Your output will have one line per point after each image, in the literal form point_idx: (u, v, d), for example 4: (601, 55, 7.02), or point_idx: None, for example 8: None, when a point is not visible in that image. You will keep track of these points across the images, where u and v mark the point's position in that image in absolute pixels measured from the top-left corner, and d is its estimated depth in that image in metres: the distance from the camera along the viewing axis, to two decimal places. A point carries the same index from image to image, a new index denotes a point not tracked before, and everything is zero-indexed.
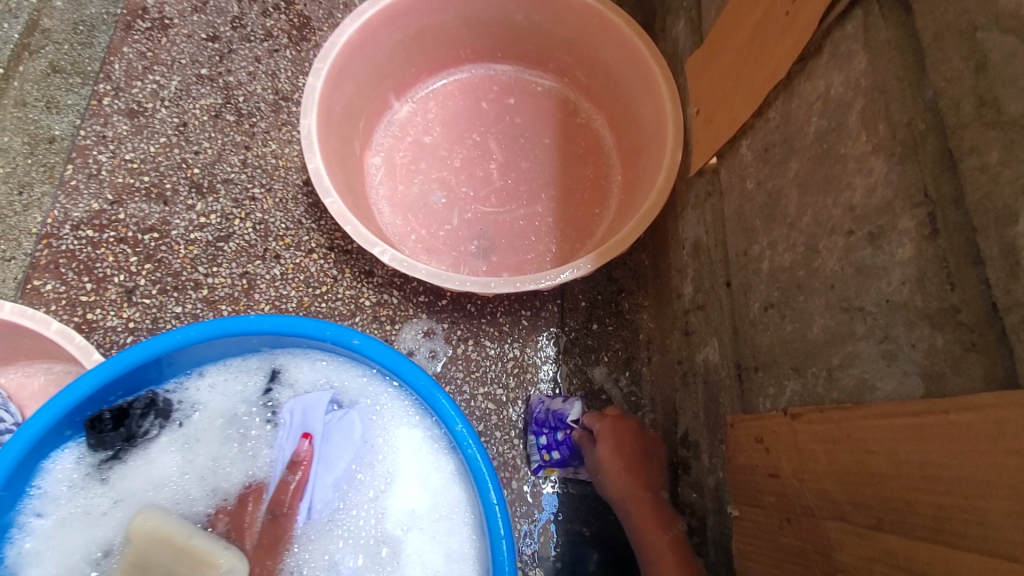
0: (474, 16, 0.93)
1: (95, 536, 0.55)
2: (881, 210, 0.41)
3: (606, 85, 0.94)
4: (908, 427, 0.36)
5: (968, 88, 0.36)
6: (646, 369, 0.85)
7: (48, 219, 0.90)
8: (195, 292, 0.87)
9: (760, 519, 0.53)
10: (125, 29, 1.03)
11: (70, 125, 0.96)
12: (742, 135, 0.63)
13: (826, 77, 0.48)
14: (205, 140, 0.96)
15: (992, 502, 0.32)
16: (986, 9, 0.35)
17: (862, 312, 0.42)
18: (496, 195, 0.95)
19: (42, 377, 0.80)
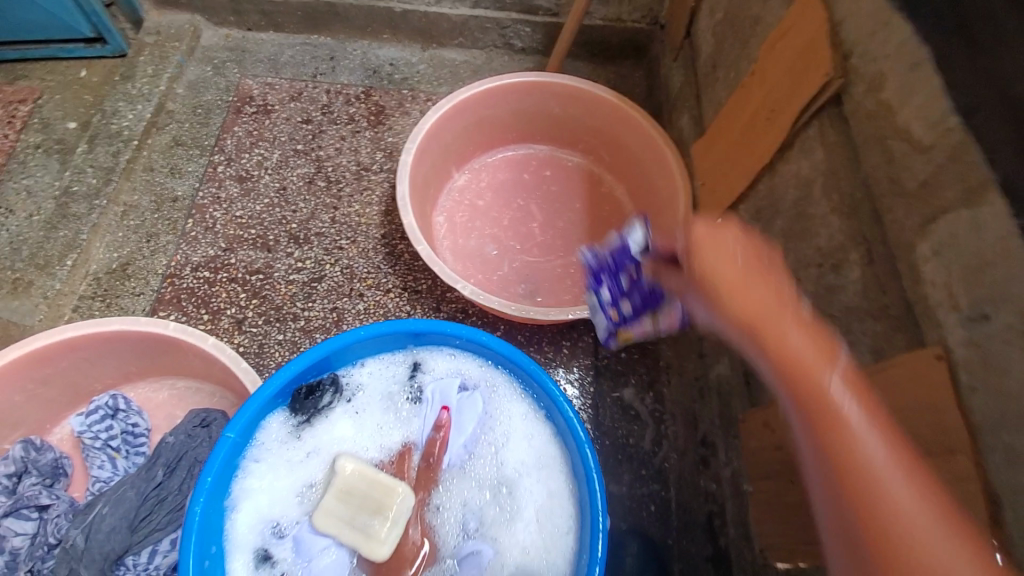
0: (523, 109, 1.18)
1: (288, 483, 0.65)
2: (840, 249, 0.61)
3: (626, 163, 1.19)
4: (865, 381, 0.54)
5: (883, 170, 0.56)
6: (668, 389, 1.02)
7: (171, 262, 1.09)
8: (294, 323, 1.05)
9: (774, 485, 0.69)
10: (235, 113, 1.26)
11: (190, 188, 1.17)
12: (740, 202, 0.85)
13: (798, 163, 0.71)
14: (301, 201, 1.17)
15: (915, 419, 0.48)
16: (887, 124, 0.56)
17: (832, 317, 0.62)
18: (538, 248, 1.17)
19: (165, 393, 0.94)
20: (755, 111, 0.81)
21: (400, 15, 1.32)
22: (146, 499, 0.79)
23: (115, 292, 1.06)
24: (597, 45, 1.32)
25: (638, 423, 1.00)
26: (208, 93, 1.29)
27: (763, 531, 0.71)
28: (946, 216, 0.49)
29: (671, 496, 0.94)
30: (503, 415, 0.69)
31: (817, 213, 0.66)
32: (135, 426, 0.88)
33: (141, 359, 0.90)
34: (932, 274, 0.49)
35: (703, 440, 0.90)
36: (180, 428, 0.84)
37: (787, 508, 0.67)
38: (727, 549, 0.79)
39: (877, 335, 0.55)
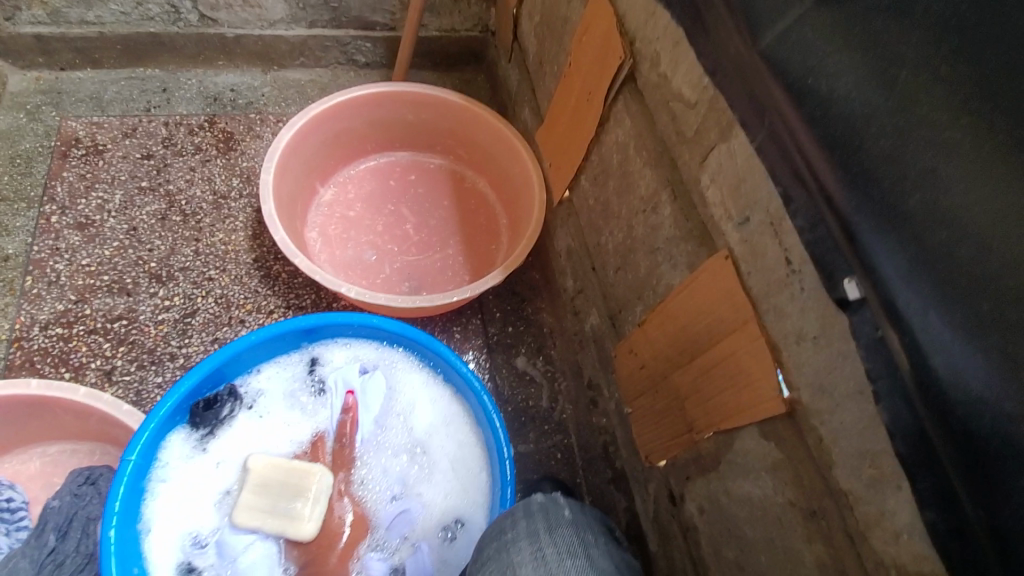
0: (377, 119, 1.24)
1: (204, 494, 0.72)
2: (655, 194, 0.76)
3: (482, 158, 1.29)
4: (689, 290, 0.69)
5: (670, 126, 0.72)
6: (554, 350, 1.14)
7: (14, 326, 0.99)
8: (173, 363, 1.00)
9: (645, 400, 0.83)
10: (61, 158, 1.16)
11: (22, 244, 1.06)
12: (580, 174, 0.99)
13: (615, 132, 0.85)
14: (157, 239, 1.12)
15: (722, 307, 0.63)
16: (666, 90, 0.72)
17: (659, 249, 0.76)
18: (415, 246, 1.23)
19: (36, 462, 0.85)
20: (577, 95, 0.95)
21: (234, 40, 1.31)
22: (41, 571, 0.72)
23: None
24: (437, 54, 1.42)
25: (534, 385, 1.10)
26: (23, 141, 1.17)
27: (645, 440, 0.84)
28: (714, 151, 0.64)
29: (573, 441, 1.05)
30: (405, 388, 0.83)
31: (635, 170, 0.81)
32: (11, 500, 0.79)
33: (2, 430, 0.82)
34: (713, 197, 0.65)
35: (589, 384, 1.02)
36: (64, 489, 0.77)
37: (655, 415, 0.80)
38: (623, 467, 0.92)
39: (689, 253, 0.70)
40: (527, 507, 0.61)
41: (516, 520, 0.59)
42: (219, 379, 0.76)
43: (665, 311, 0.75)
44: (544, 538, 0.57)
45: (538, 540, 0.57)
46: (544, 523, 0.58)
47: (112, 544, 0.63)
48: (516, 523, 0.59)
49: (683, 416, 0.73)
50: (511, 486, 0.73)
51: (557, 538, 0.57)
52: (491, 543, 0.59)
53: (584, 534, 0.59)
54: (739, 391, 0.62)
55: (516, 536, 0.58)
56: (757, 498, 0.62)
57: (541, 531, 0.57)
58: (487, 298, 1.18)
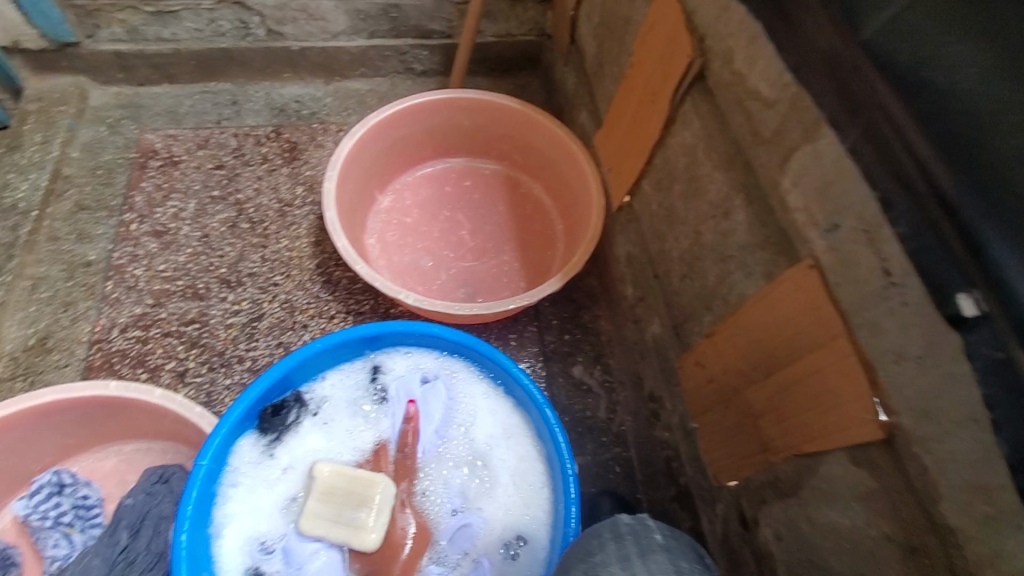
0: (433, 126, 1.25)
1: (272, 499, 0.74)
2: (727, 198, 0.72)
3: (538, 163, 1.28)
4: (766, 301, 0.64)
5: (745, 127, 0.68)
6: (612, 359, 1.10)
7: (95, 328, 1.05)
8: (240, 365, 1.04)
9: (713, 416, 0.78)
10: (140, 169, 1.24)
11: (103, 250, 1.13)
12: (642, 178, 0.95)
13: (681, 134, 0.82)
14: (227, 245, 1.16)
15: (806, 321, 0.59)
16: (741, 89, 0.68)
17: (731, 257, 0.72)
18: (470, 252, 1.23)
19: (112, 460, 0.90)
20: (639, 96, 0.92)
21: (298, 53, 1.35)
22: (115, 565, 0.76)
23: (35, 369, 1.00)
24: (492, 60, 1.42)
25: (591, 396, 1.07)
26: (106, 153, 1.25)
27: (712, 458, 0.79)
28: (796, 153, 0.60)
29: (632, 455, 1.02)
30: (465, 399, 0.83)
31: (704, 173, 0.77)
32: (87, 498, 0.85)
33: (83, 428, 0.87)
34: (796, 201, 0.60)
35: (650, 396, 0.98)
36: (138, 488, 0.81)
37: (724, 432, 0.75)
38: (687, 485, 0.87)
39: (766, 262, 0.65)
40: (614, 527, 0.55)
41: (605, 543, 0.54)
42: (286, 386, 0.78)
43: (738, 322, 0.70)
44: (637, 564, 0.52)
45: (630, 566, 0.51)
46: (635, 547, 0.53)
47: (184, 548, 0.65)
48: (605, 545, 0.53)
49: (757, 436, 0.69)
50: (576, 503, 0.70)
51: (650, 565, 0.51)
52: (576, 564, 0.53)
53: (678, 563, 0.53)
54: (825, 411, 0.57)
55: (606, 559, 0.52)
56: (846, 528, 0.57)
57: (633, 556, 0.52)
58: (543, 305, 1.16)
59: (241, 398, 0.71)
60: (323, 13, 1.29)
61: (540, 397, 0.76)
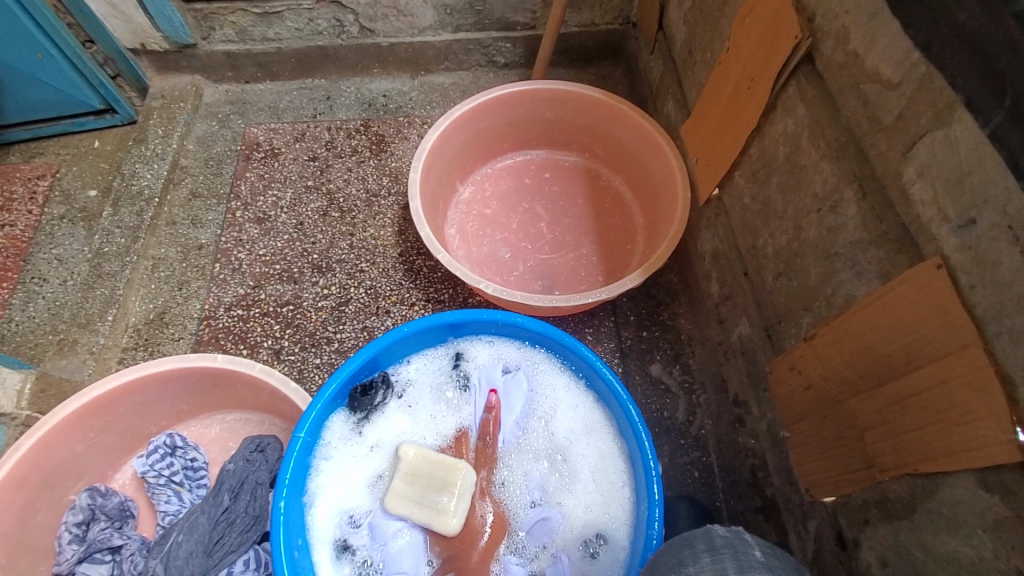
0: (516, 118, 1.25)
1: (360, 476, 0.78)
2: (835, 190, 0.66)
3: (620, 155, 1.25)
4: (879, 304, 0.59)
5: (861, 113, 0.62)
6: (693, 359, 1.06)
7: (205, 305, 1.15)
8: (329, 346, 1.10)
9: (808, 425, 0.73)
10: (245, 160, 1.33)
11: (212, 235, 1.23)
12: (734, 169, 0.90)
13: (783, 122, 0.76)
14: (319, 233, 1.23)
15: (930, 326, 0.53)
16: (858, 70, 0.62)
17: (838, 254, 0.66)
18: (548, 245, 1.22)
19: (216, 426, 0.98)
20: (735, 83, 0.87)
21: (388, 49, 1.40)
22: (218, 523, 0.82)
23: (154, 340, 1.11)
24: (575, 50, 1.40)
25: (669, 396, 1.04)
26: (217, 145, 1.36)
27: (806, 471, 0.74)
28: (924, 139, 0.54)
29: (712, 460, 0.97)
30: (546, 392, 0.83)
31: (808, 163, 0.71)
32: (195, 460, 0.93)
33: (193, 397, 0.95)
34: (921, 194, 0.55)
35: (735, 399, 0.93)
36: (239, 454, 0.88)
37: (821, 444, 0.70)
38: (774, 496, 0.82)
39: (882, 260, 0.60)
40: (708, 539, 0.52)
41: (698, 554, 0.51)
42: (374, 368, 0.81)
43: (843, 326, 0.65)
44: None
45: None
46: (733, 563, 0.50)
47: (282, 515, 0.68)
48: (699, 557, 0.50)
49: (862, 450, 0.63)
50: (660, 504, 0.69)
51: None
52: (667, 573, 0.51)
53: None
54: (949, 427, 0.52)
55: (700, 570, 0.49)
56: (969, 559, 0.52)
57: (732, 570, 0.49)
58: (621, 300, 1.13)
59: (335, 376, 0.75)
60: (412, 9, 1.33)
61: (624, 394, 0.75)
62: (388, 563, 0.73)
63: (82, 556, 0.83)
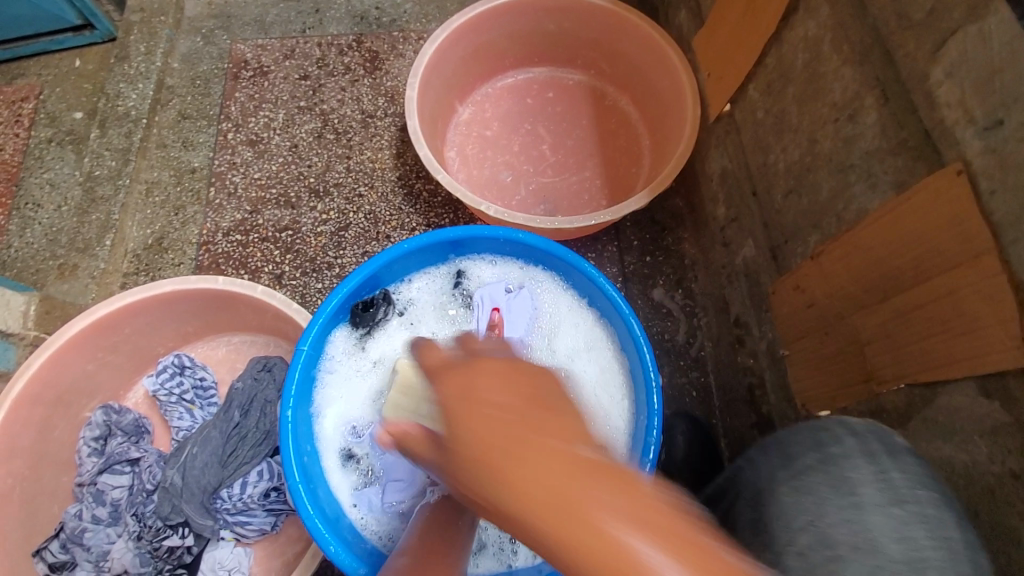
0: (517, 31, 1.18)
1: (362, 386, 0.80)
2: (854, 99, 0.63)
3: (627, 71, 1.18)
4: (889, 218, 0.57)
5: (890, 10, 0.57)
6: (696, 284, 1.06)
7: (203, 230, 1.13)
8: (330, 271, 1.10)
9: (809, 342, 0.74)
10: (233, 79, 1.27)
11: (205, 158, 1.20)
12: (748, 81, 0.85)
13: (803, 25, 0.71)
14: (315, 156, 1.19)
15: (940, 238, 0.52)
16: None
17: (852, 167, 0.64)
18: (551, 168, 1.19)
19: (223, 348, 1.00)
20: None
21: None
22: (230, 437, 0.86)
23: (154, 266, 1.10)
24: None
25: (670, 319, 1.05)
26: (203, 64, 1.29)
27: (804, 388, 0.76)
28: (956, 34, 0.50)
29: (710, 381, 1.00)
30: (548, 310, 0.84)
31: (829, 69, 0.67)
32: (203, 379, 0.95)
33: (197, 319, 0.96)
34: (947, 96, 0.51)
35: (736, 321, 0.94)
36: (247, 374, 0.90)
37: (821, 360, 0.71)
38: (771, 413, 0.84)
39: (898, 170, 0.57)
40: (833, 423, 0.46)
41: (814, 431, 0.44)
42: (375, 284, 0.82)
43: (853, 240, 0.63)
44: None
45: None
46: None
47: (288, 423, 0.70)
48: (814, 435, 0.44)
49: (862, 364, 0.64)
50: (658, 415, 0.70)
51: None
52: (809, 452, 0.54)
53: None
54: (952, 337, 0.52)
55: (846, 451, 0.52)
56: (960, 464, 0.53)
57: None
58: (625, 225, 1.12)
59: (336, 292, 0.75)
60: None
61: (625, 307, 0.75)
62: (387, 470, 0.76)
63: (103, 468, 0.87)
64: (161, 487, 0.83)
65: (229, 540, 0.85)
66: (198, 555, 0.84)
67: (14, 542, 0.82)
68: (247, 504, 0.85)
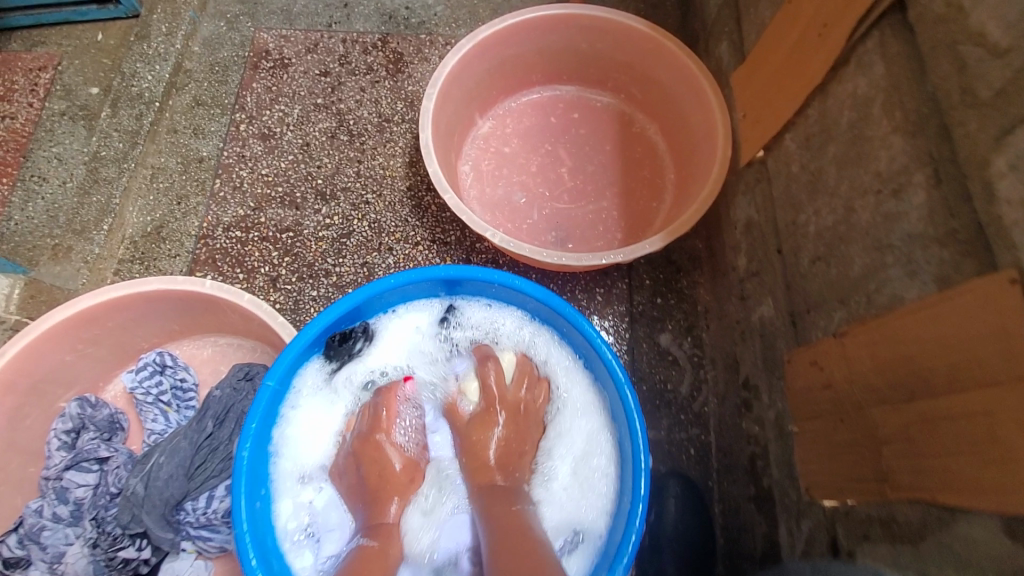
0: (548, 47, 1.12)
1: (330, 426, 0.78)
2: (901, 172, 0.57)
3: (659, 99, 1.12)
4: (926, 314, 0.52)
5: (954, 83, 0.51)
6: (706, 334, 1.00)
7: (203, 223, 1.10)
8: (326, 279, 1.06)
9: (821, 425, 0.68)
10: (253, 69, 1.24)
11: (215, 147, 1.17)
12: (785, 130, 0.79)
13: (853, 81, 0.65)
14: (326, 156, 1.16)
15: (985, 351, 0.46)
16: (962, 29, 0.51)
17: (891, 247, 0.58)
18: (568, 193, 1.13)
19: (208, 349, 0.97)
20: (804, 27, 0.74)
21: None
22: (200, 449, 0.82)
23: (150, 255, 1.07)
24: None
25: (675, 369, 0.99)
26: (224, 49, 1.26)
27: (810, 473, 0.70)
28: None
29: (711, 440, 0.94)
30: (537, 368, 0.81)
31: (877, 134, 0.60)
32: (183, 381, 0.92)
33: (183, 318, 0.92)
34: (1010, 190, 0.45)
35: (745, 383, 0.88)
36: (226, 382, 0.87)
37: (833, 449, 0.65)
38: (773, 491, 0.78)
39: (943, 262, 0.51)
40: None
41: None
42: (356, 317, 0.79)
43: (882, 328, 0.57)
44: None
45: None
46: None
47: (244, 464, 0.67)
48: None
49: (877, 465, 0.58)
50: (644, 501, 0.66)
51: None
52: None
53: None
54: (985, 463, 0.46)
55: None
56: None
57: None
58: (638, 262, 1.06)
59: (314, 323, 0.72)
60: None
61: (621, 377, 0.70)
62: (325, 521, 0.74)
63: (68, 464, 0.84)
64: (123, 496, 0.79)
65: (190, 552, 0.82)
66: (156, 564, 0.82)
67: None
68: (211, 520, 0.81)
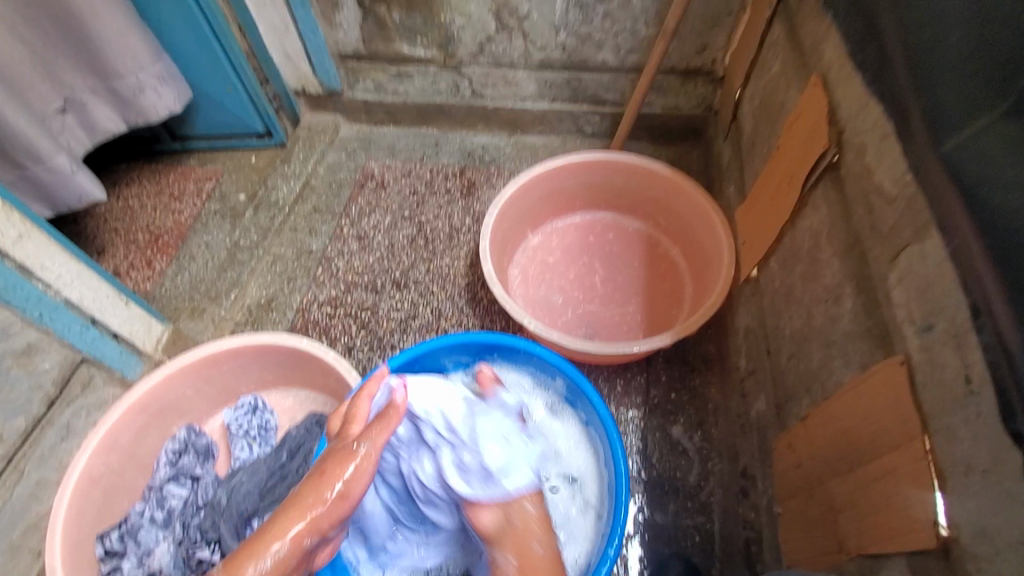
0: (590, 183, 1.40)
1: None
2: (840, 286, 0.73)
3: (680, 227, 1.34)
4: (855, 392, 0.64)
5: (865, 222, 0.69)
6: (715, 429, 1.10)
7: (304, 299, 1.38)
8: (391, 351, 1.29)
9: (797, 503, 0.77)
10: (359, 187, 1.60)
11: (322, 243, 1.49)
12: (771, 254, 0.97)
13: (810, 219, 0.84)
14: (405, 256, 1.44)
15: (889, 417, 0.58)
16: (865, 185, 0.70)
17: (835, 344, 0.72)
18: (599, 298, 1.33)
19: (290, 399, 1.19)
20: (781, 178, 0.95)
21: (493, 110, 1.63)
22: (273, 474, 1.00)
23: (259, 321, 1.36)
24: (657, 129, 1.55)
25: (685, 458, 1.08)
26: (341, 173, 1.64)
27: (793, 549, 0.77)
28: (906, 250, 0.60)
29: (715, 529, 1.00)
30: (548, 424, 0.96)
31: (824, 257, 0.78)
32: (268, 422, 1.14)
33: (277, 370, 1.16)
34: (898, 297, 0.61)
35: (744, 471, 0.97)
36: (302, 424, 1.06)
37: (808, 523, 0.73)
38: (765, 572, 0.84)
39: (864, 352, 0.66)
40: None
41: None
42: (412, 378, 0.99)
43: (831, 409, 0.69)
44: None
45: None
46: None
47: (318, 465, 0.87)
48: None
49: (836, 533, 0.66)
50: (615, 548, 0.77)
51: None
52: None
53: None
54: (894, 512, 0.55)
55: None
56: None
57: None
58: (656, 360, 1.21)
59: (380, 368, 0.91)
60: (517, 80, 1.55)
61: (614, 432, 0.85)
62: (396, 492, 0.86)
63: (171, 478, 1.04)
64: (211, 503, 0.98)
65: None
66: None
67: (88, 522, 0.96)
68: None
